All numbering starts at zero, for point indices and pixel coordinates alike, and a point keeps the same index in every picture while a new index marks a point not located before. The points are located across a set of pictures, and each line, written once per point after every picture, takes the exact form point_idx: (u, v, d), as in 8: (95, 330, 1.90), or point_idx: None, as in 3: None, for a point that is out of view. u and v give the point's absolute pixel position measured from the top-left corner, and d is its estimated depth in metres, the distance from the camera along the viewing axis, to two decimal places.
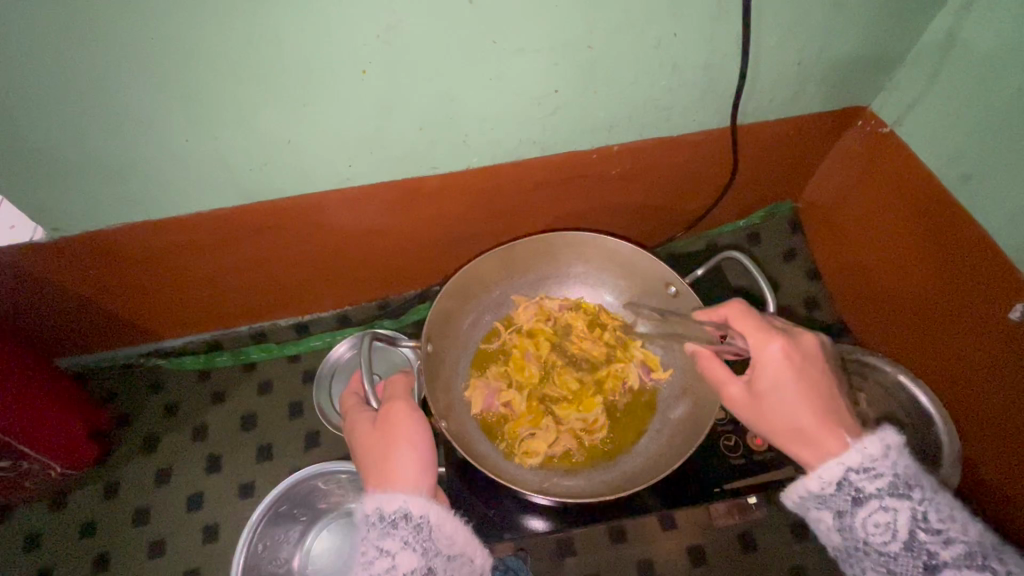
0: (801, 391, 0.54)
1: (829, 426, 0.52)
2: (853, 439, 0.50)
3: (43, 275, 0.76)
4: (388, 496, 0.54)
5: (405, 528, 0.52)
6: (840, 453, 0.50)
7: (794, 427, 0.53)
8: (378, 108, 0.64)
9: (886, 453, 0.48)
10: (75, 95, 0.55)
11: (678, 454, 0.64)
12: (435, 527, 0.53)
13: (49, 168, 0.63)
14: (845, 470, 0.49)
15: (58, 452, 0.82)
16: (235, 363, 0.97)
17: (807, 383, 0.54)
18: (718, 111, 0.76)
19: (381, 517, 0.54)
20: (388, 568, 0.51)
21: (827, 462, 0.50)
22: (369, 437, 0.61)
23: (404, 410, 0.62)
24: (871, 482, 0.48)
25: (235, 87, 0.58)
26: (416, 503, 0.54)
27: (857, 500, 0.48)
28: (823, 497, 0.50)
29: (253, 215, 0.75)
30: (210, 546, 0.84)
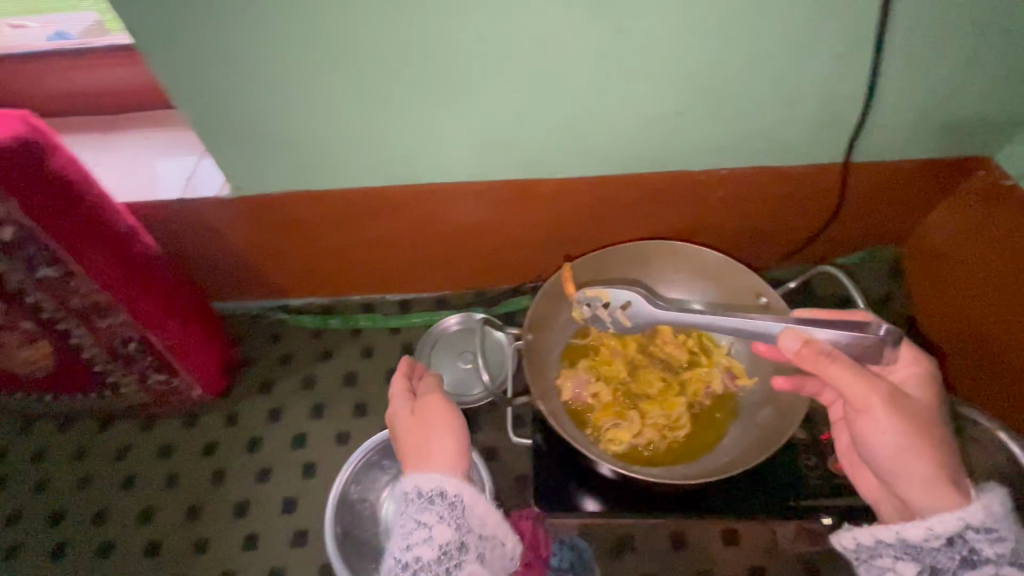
0: (929, 423, 0.54)
1: (952, 481, 0.52)
2: (965, 498, 0.52)
3: (217, 226, 0.91)
4: (425, 476, 0.60)
5: (441, 504, 0.59)
6: (957, 508, 0.51)
7: (926, 474, 0.53)
8: (519, 113, 0.74)
9: (999, 514, 0.51)
10: (285, 77, 0.69)
11: (762, 450, 0.67)
12: (467, 506, 0.59)
13: (248, 136, 0.77)
14: (964, 526, 0.51)
15: (201, 375, 0.97)
16: (345, 328, 1.10)
17: (937, 418, 0.55)
18: (830, 147, 0.79)
19: (419, 493, 0.60)
20: (425, 538, 0.57)
21: (933, 510, 0.52)
22: (406, 425, 0.68)
23: (441, 403, 0.68)
24: (992, 546, 0.50)
25: (409, 83, 0.69)
26: (451, 483, 0.60)
27: (965, 559, 0.51)
28: (924, 549, 0.53)
29: (391, 195, 0.87)
30: (306, 482, 0.94)
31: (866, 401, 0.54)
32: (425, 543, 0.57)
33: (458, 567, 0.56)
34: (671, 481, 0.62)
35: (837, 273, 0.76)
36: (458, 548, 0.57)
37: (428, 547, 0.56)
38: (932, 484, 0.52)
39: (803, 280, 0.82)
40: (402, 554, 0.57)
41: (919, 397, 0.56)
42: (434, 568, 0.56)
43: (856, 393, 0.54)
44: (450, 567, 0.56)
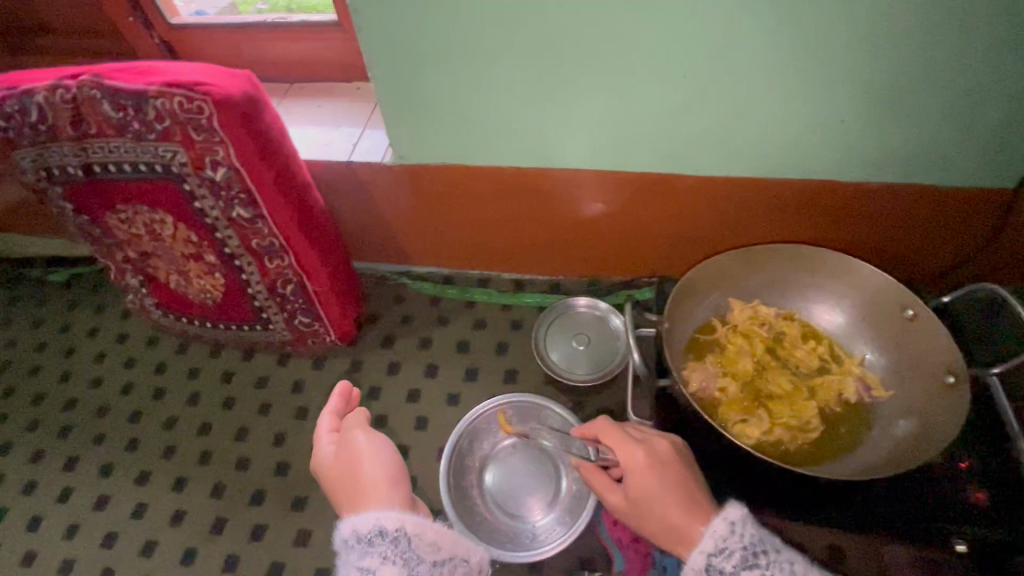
0: (685, 478, 0.61)
1: (698, 516, 0.58)
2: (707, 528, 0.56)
3: (373, 190, 1.01)
4: (361, 519, 0.59)
5: (383, 543, 0.57)
6: (698, 544, 0.55)
7: (666, 522, 0.59)
8: (678, 109, 0.77)
9: (730, 529, 0.54)
10: (471, 59, 0.76)
11: (899, 465, 0.66)
12: (412, 538, 0.58)
13: (421, 111, 0.85)
14: (705, 557, 0.54)
15: (338, 323, 1.07)
16: (461, 299, 1.17)
17: (647, 501, 0.60)
18: (999, 169, 0.77)
19: (358, 538, 0.58)
20: None
21: (695, 548, 0.55)
22: (336, 469, 0.66)
23: (360, 436, 0.68)
24: (728, 560, 0.53)
25: (580, 72, 0.75)
26: (391, 519, 0.59)
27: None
28: None
29: (534, 177, 0.92)
30: (418, 433, 1.02)
31: (645, 480, 0.61)
32: None
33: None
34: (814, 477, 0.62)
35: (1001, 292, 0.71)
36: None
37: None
38: (661, 534, 0.59)
39: (963, 293, 0.76)
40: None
41: (631, 479, 0.62)
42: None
43: (607, 491, 0.65)
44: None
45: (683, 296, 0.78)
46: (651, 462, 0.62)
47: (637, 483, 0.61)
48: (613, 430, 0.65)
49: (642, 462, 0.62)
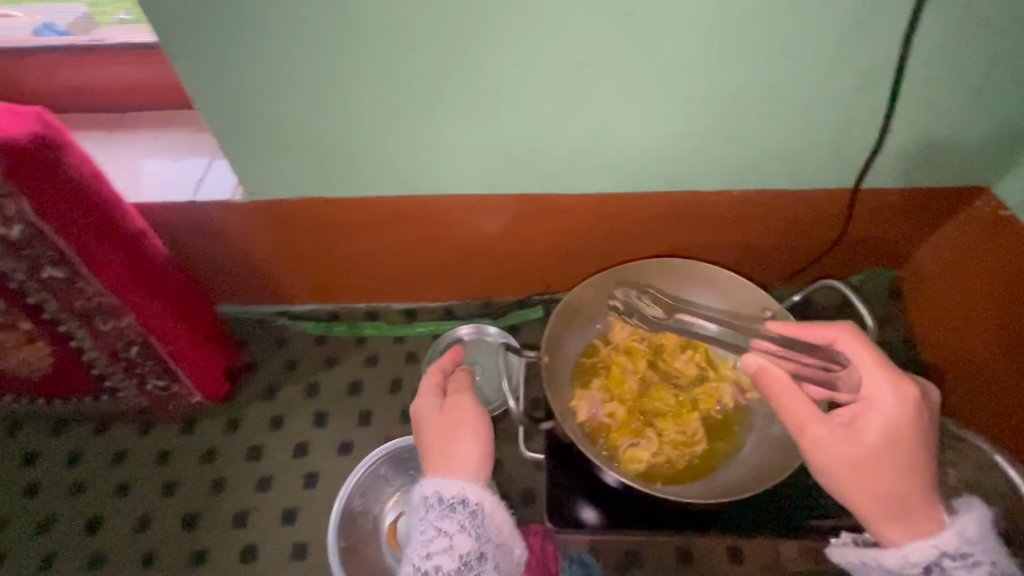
0: (931, 442, 0.56)
1: (932, 503, 0.54)
2: (950, 518, 0.54)
3: (227, 228, 0.90)
4: (447, 483, 0.64)
5: (462, 514, 0.63)
6: (934, 535, 0.54)
7: (890, 495, 0.55)
8: (541, 130, 0.75)
9: (979, 539, 0.53)
10: (315, 83, 0.69)
11: (774, 472, 0.68)
12: (486, 515, 0.64)
13: (268, 142, 0.76)
14: (939, 554, 0.53)
15: (201, 381, 0.94)
16: (350, 335, 1.08)
17: (879, 459, 0.55)
18: (841, 172, 0.81)
19: (440, 500, 0.64)
20: (446, 546, 0.61)
21: (916, 537, 0.54)
22: (435, 422, 0.71)
23: (469, 404, 0.72)
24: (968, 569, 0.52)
25: (436, 96, 0.70)
26: (473, 492, 0.64)
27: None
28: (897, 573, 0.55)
29: (407, 205, 0.86)
30: (309, 491, 0.92)
31: (891, 429, 0.55)
32: (445, 552, 0.61)
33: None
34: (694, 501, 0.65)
35: (841, 287, 0.78)
36: (477, 557, 0.62)
37: (450, 554, 0.61)
38: (869, 501, 0.55)
39: (808, 291, 0.84)
40: (426, 557, 0.62)
41: (898, 432, 0.55)
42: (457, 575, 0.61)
43: (806, 419, 0.58)
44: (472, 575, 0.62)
45: (560, 327, 0.78)
46: (904, 412, 0.55)
47: (806, 411, 0.58)
48: (862, 353, 0.59)
49: (891, 410, 0.56)
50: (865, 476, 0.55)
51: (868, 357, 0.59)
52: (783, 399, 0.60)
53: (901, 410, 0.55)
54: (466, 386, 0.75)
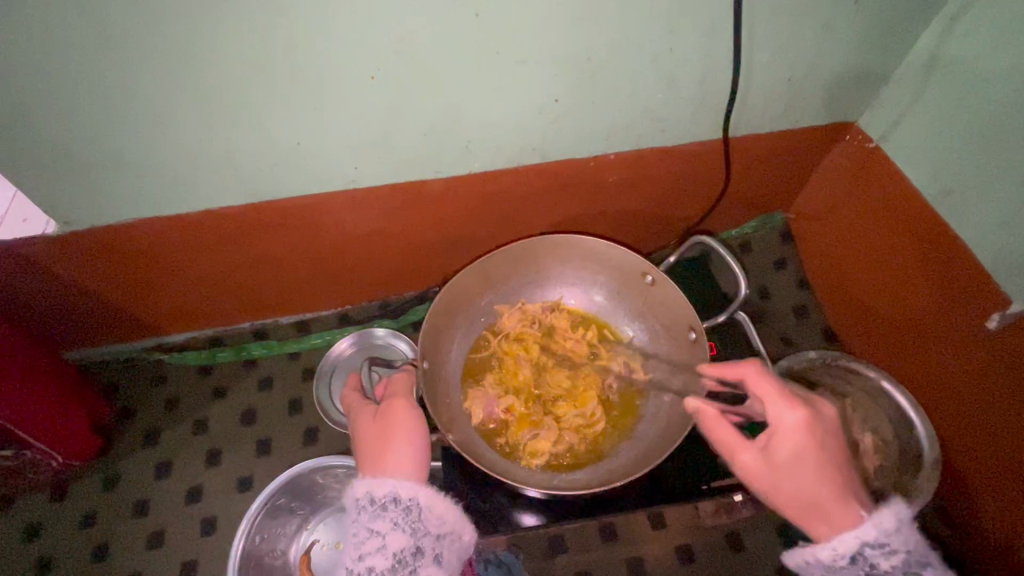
0: (844, 451, 0.55)
1: (847, 496, 0.53)
2: (866, 513, 0.52)
3: (53, 266, 0.78)
4: (379, 481, 0.54)
5: (394, 510, 0.52)
6: (856, 527, 0.52)
7: (808, 500, 0.53)
8: (385, 115, 0.67)
9: (900, 529, 0.52)
10: (98, 91, 0.57)
11: (667, 442, 0.70)
12: (425, 509, 0.53)
13: (67, 163, 0.65)
14: (861, 544, 0.51)
15: (62, 443, 0.83)
16: (237, 359, 0.98)
17: (801, 477, 0.54)
18: (712, 123, 0.79)
19: (371, 500, 0.53)
20: (378, 548, 0.51)
21: (845, 535, 0.52)
22: (369, 427, 0.59)
23: (407, 403, 0.60)
24: (886, 559, 0.51)
25: (250, 90, 0.60)
26: (405, 486, 0.53)
27: (869, 574, 0.51)
28: (832, 567, 0.52)
29: (260, 213, 0.77)
30: (206, 539, 0.85)
31: (798, 446, 0.54)
32: (376, 553, 0.50)
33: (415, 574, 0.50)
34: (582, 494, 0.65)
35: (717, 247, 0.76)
36: (413, 554, 0.51)
37: (381, 555, 0.50)
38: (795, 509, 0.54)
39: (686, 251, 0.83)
40: (356, 564, 0.51)
41: (815, 448, 0.54)
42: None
43: (734, 445, 0.58)
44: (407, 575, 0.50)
45: (436, 333, 0.76)
46: (810, 427, 0.54)
47: (733, 438, 0.58)
48: (770, 388, 0.57)
49: (798, 428, 0.55)
50: (789, 491, 0.54)
51: (770, 385, 0.57)
52: (711, 432, 0.60)
53: (806, 427, 0.54)
54: (403, 385, 0.63)
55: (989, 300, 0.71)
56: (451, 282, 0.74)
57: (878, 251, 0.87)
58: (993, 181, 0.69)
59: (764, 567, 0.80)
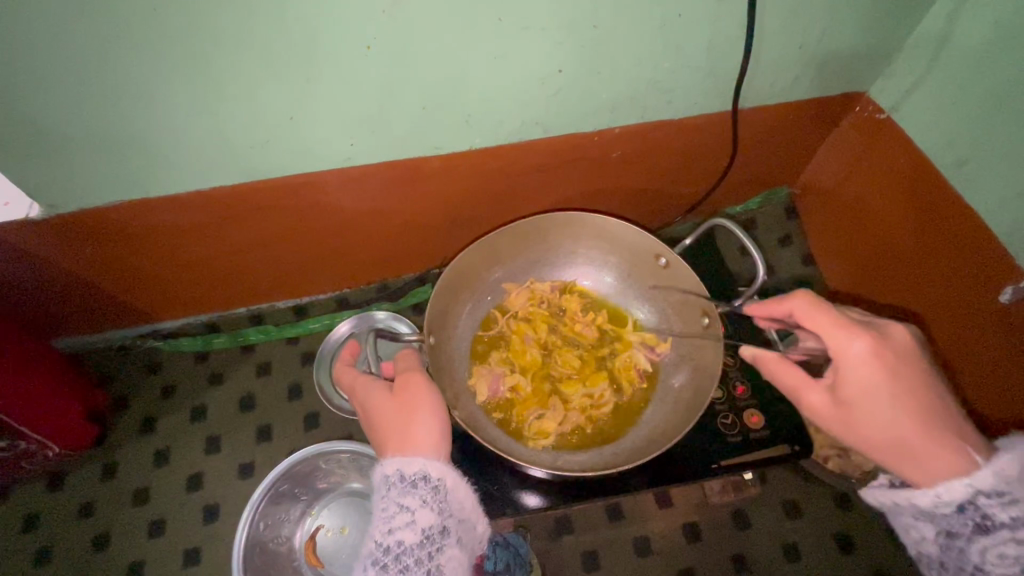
0: (923, 379, 0.54)
1: (948, 438, 0.52)
2: (982, 458, 0.50)
3: (38, 251, 0.75)
4: (408, 458, 0.51)
5: (423, 488, 0.50)
6: (966, 474, 0.50)
7: (894, 437, 0.53)
8: (381, 87, 0.64)
9: (1023, 478, 0.48)
10: (75, 60, 0.53)
11: (677, 427, 0.69)
12: (451, 490, 0.51)
13: (47, 143, 0.62)
14: (973, 492, 0.49)
15: (56, 432, 0.81)
16: (234, 346, 0.96)
17: (881, 414, 0.54)
18: (720, 94, 0.76)
19: (400, 477, 0.50)
20: (408, 523, 0.48)
21: (950, 479, 0.50)
22: (385, 406, 0.57)
23: (424, 378, 0.58)
24: (1004, 510, 0.48)
25: (238, 61, 0.57)
26: (434, 465, 0.51)
27: (982, 525, 0.49)
28: (935, 514, 0.51)
29: (253, 193, 0.74)
30: (209, 526, 0.84)
31: (870, 377, 0.55)
32: (407, 528, 0.48)
33: (441, 553, 0.48)
34: (581, 474, 0.64)
35: (730, 225, 0.73)
36: (441, 532, 0.49)
37: (410, 530, 0.48)
38: (879, 452, 0.54)
39: (701, 233, 0.78)
40: (383, 540, 0.48)
41: (886, 376, 0.54)
42: (417, 554, 0.47)
43: (801, 385, 0.59)
44: (433, 553, 0.48)
45: (445, 305, 0.74)
46: (880, 356, 0.55)
47: (797, 378, 0.59)
48: (823, 317, 0.58)
49: (865, 354, 0.55)
50: (864, 431, 0.55)
51: (823, 317, 0.58)
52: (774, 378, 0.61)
53: (878, 355, 0.55)
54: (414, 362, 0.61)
55: (1002, 272, 0.70)
56: (460, 255, 0.72)
57: (890, 221, 0.85)
58: (1009, 152, 0.67)
59: (770, 545, 0.80)
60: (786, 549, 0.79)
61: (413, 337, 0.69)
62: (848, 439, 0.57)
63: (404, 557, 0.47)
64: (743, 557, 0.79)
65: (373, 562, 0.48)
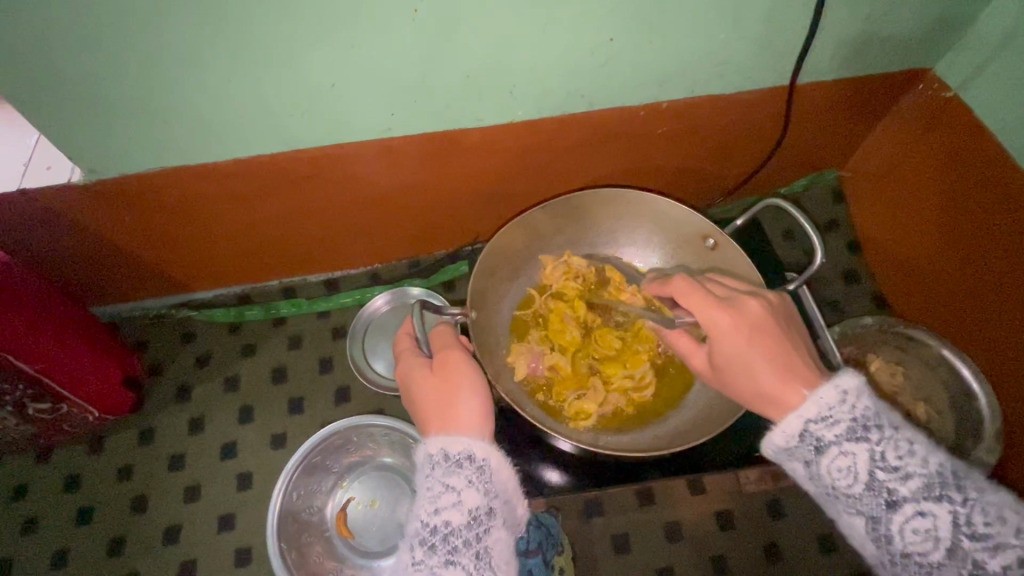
0: (779, 336, 0.53)
1: (792, 377, 0.51)
2: (811, 392, 0.50)
3: (78, 217, 0.75)
4: (452, 437, 0.51)
5: (469, 468, 0.49)
6: (799, 407, 0.49)
7: (756, 390, 0.53)
8: (425, 53, 0.61)
9: (842, 399, 0.47)
10: (116, 19, 0.52)
11: (724, 414, 0.67)
12: (496, 471, 0.50)
13: (89, 106, 0.61)
14: (804, 422, 0.48)
15: (95, 397, 0.83)
16: (266, 318, 0.96)
17: (745, 373, 0.53)
18: (776, 67, 0.73)
19: (445, 457, 0.50)
20: (454, 504, 0.47)
21: (790, 413, 0.50)
22: (426, 384, 0.57)
23: (465, 355, 0.58)
24: (830, 430, 0.47)
25: (280, 23, 0.55)
26: (479, 445, 0.50)
27: (819, 449, 0.47)
28: (790, 450, 0.49)
29: (290, 164, 0.73)
30: (243, 493, 0.86)
31: (730, 345, 0.54)
32: (453, 509, 0.47)
33: (489, 534, 0.47)
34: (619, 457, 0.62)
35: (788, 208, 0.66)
36: (488, 513, 0.48)
37: (457, 511, 0.47)
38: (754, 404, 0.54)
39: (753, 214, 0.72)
40: (429, 519, 0.47)
41: (744, 340, 0.53)
42: (465, 534, 0.46)
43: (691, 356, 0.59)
44: (481, 535, 0.47)
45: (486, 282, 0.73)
46: (738, 324, 0.54)
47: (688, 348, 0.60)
48: (694, 296, 0.57)
49: (724, 326, 0.54)
50: (742, 393, 0.55)
51: (689, 294, 0.58)
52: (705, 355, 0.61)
53: (734, 324, 0.54)
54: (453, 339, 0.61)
55: None
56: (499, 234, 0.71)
57: (936, 194, 0.82)
58: None
59: (806, 535, 0.78)
60: (823, 541, 0.78)
61: (457, 312, 0.68)
62: (735, 399, 0.57)
63: (452, 537, 0.46)
64: (776, 546, 0.78)
65: (421, 541, 0.47)
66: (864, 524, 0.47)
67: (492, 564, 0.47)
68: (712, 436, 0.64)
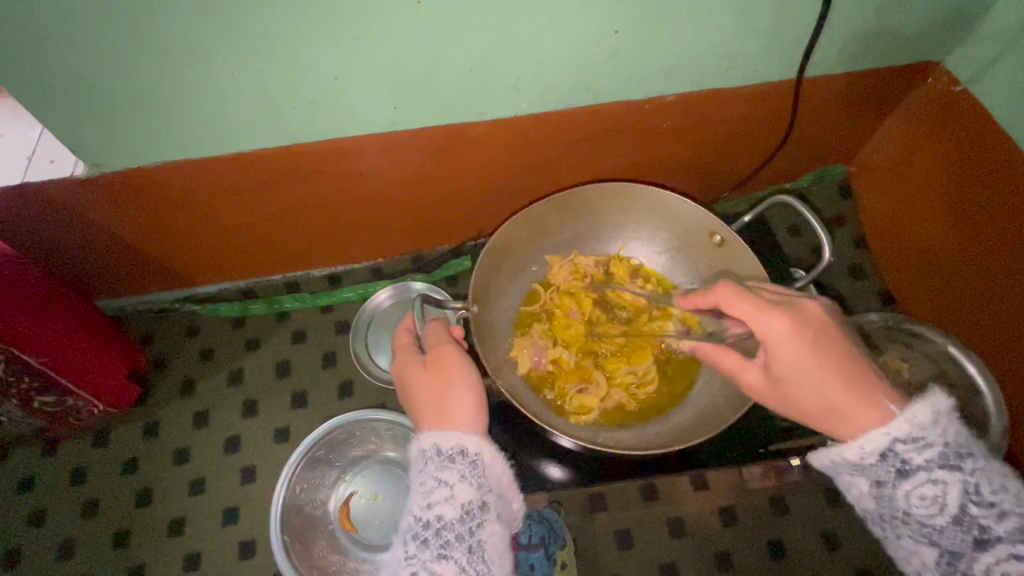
0: (844, 345, 0.52)
1: (870, 395, 0.50)
2: (898, 410, 0.49)
3: (82, 211, 0.75)
4: (444, 432, 0.51)
5: (461, 462, 0.49)
6: (885, 423, 0.49)
7: (824, 405, 0.51)
8: (429, 46, 0.61)
9: (935, 421, 0.47)
10: (119, 12, 0.52)
11: (727, 410, 0.67)
12: (489, 465, 0.50)
13: (92, 99, 0.61)
14: (892, 440, 0.48)
15: (100, 390, 0.83)
16: (270, 313, 0.96)
17: (813, 389, 0.51)
18: (784, 61, 0.72)
19: (437, 451, 0.50)
20: (446, 498, 0.47)
21: (872, 431, 0.49)
22: (420, 380, 0.57)
23: (458, 350, 0.58)
24: (920, 453, 0.47)
25: (283, 15, 0.55)
26: (471, 439, 0.50)
27: (902, 471, 0.48)
28: (861, 466, 0.49)
29: (294, 158, 0.73)
30: (247, 487, 0.86)
31: (793, 357, 0.52)
32: (446, 503, 0.47)
33: (482, 528, 0.47)
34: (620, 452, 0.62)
35: (794, 204, 0.67)
36: (480, 507, 0.48)
37: (450, 505, 0.47)
38: (817, 418, 0.52)
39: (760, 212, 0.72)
40: (422, 514, 0.47)
41: (810, 353, 0.51)
42: (458, 529, 0.46)
43: (739, 367, 0.57)
44: (473, 529, 0.47)
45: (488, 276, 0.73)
46: (802, 334, 0.52)
47: (733, 359, 0.57)
48: (746, 305, 0.54)
49: (785, 336, 0.52)
50: (802, 408, 0.53)
51: (740, 303, 0.54)
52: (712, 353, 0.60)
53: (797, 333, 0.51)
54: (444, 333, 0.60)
55: None
56: (502, 228, 0.71)
57: (947, 190, 0.81)
58: None
59: (810, 531, 0.78)
60: (826, 538, 0.78)
61: (459, 306, 0.68)
62: (787, 411, 0.55)
63: (444, 532, 0.46)
64: (780, 543, 0.77)
65: (413, 537, 0.47)
66: (935, 555, 0.47)
67: (484, 557, 0.47)
68: (717, 432, 0.63)
